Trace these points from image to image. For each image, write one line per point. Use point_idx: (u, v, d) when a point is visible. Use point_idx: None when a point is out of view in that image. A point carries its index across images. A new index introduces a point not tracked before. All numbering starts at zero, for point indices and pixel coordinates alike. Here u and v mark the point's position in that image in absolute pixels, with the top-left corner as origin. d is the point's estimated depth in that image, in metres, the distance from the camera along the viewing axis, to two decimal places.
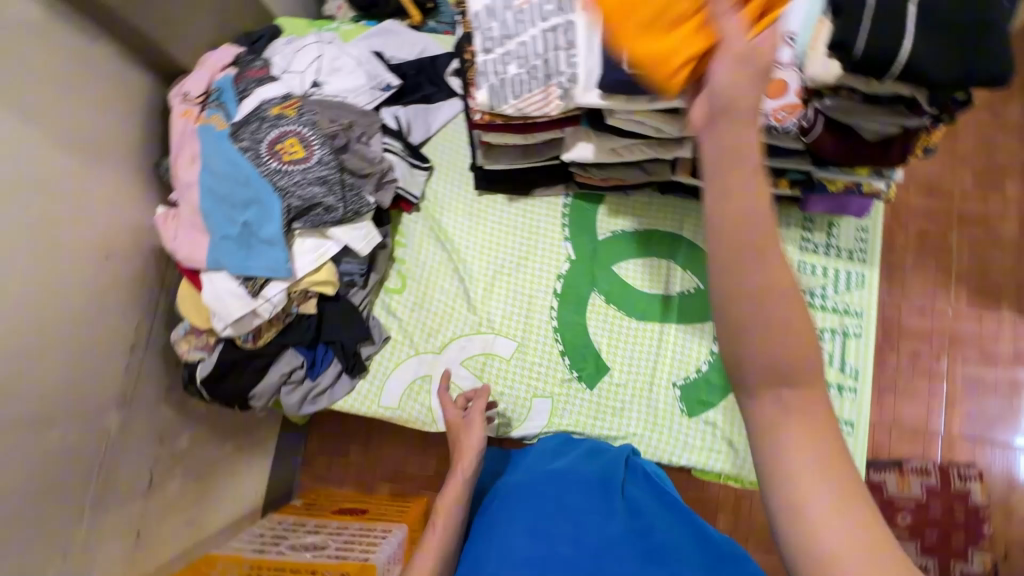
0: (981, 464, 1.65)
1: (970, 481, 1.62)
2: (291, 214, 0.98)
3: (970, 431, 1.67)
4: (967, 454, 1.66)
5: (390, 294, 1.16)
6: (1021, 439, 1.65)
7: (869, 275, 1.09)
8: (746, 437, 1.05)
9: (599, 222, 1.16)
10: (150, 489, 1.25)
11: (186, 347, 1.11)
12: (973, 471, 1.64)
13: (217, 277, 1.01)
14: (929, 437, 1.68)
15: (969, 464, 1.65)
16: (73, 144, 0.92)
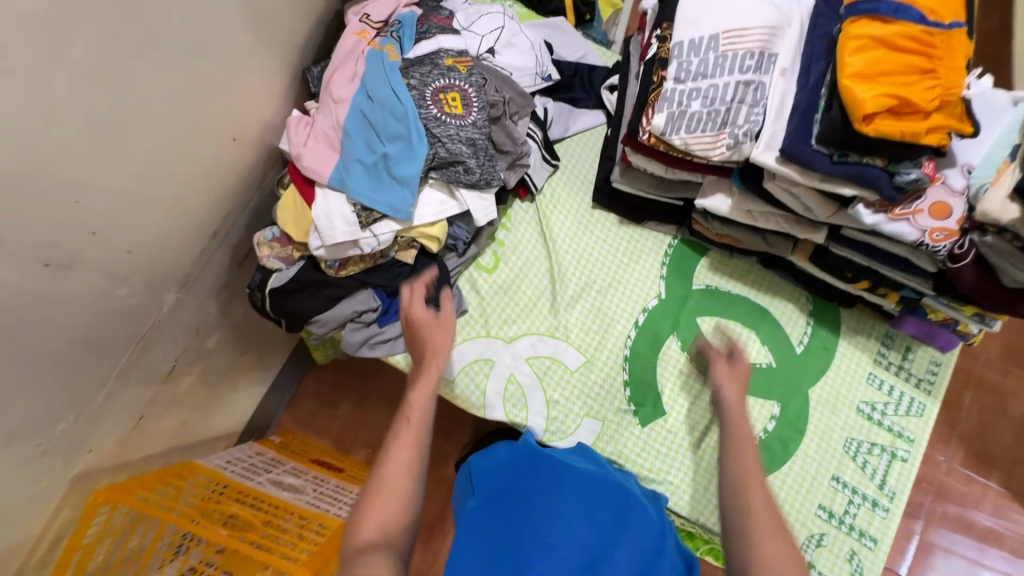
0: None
1: None
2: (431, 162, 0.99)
3: None
4: None
5: (480, 271, 1.15)
6: None
7: (929, 407, 1.13)
8: (775, 520, 1.07)
9: (697, 271, 1.18)
10: (167, 378, 1.21)
11: (267, 252, 1.10)
12: None
13: (334, 197, 1.01)
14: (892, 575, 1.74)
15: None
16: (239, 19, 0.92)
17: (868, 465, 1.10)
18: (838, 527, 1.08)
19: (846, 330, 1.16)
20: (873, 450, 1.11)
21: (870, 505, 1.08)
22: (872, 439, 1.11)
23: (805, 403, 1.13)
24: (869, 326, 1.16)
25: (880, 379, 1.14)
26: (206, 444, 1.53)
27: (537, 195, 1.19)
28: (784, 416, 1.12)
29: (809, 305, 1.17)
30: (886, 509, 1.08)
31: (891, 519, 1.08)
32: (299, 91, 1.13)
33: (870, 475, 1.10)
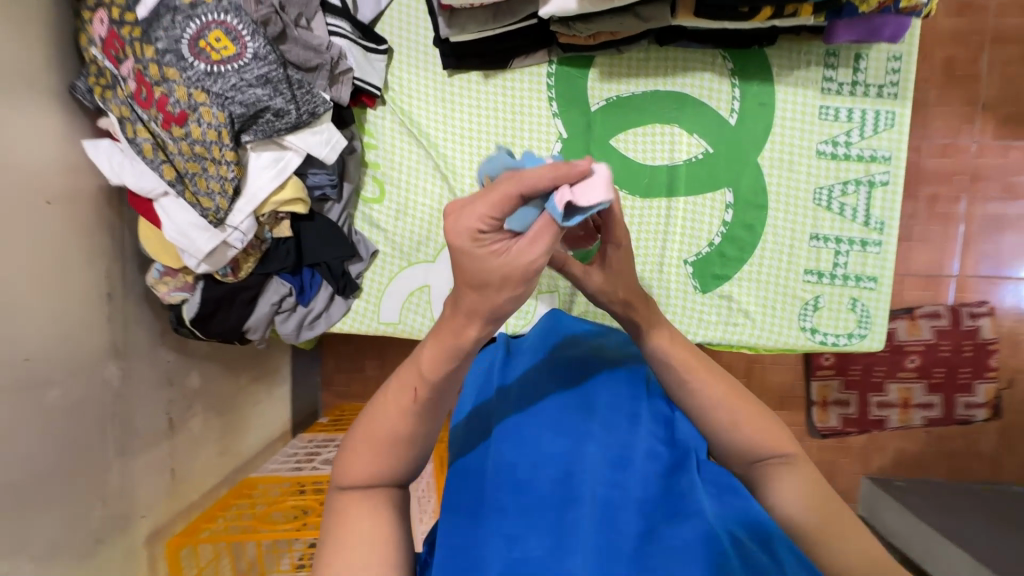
0: (991, 302, 1.67)
1: (980, 318, 1.67)
2: (236, 125, 0.85)
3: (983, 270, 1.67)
4: (978, 292, 1.68)
5: (369, 205, 1.06)
6: None
7: (900, 113, 0.96)
8: (761, 305, 1.02)
9: (590, 89, 1.01)
10: (173, 429, 1.27)
11: (165, 289, 1.03)
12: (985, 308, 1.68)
13: (175, 209, 0.91)
14: (941, 280, 1.69)
15: (981, 303, 1.68)
16: None
17: (846, 207, 0.99)
18: (832, 283, 1.00)
19: (778, 71, 0.97)
20: (847, 189, 0.98)
21: (858, 246, 0.99)
22: (843, 179, 0.98)
23: (758, 174, 1.00)
24: (805, 52, 0.97)
25: (834, 108, 0.97)
26: (261, 455, 1.65)
27: (385, 95, 1.03)
28: (740, 199, 1.00)
29: (728, 63, 0.98)
30: (877, 244, 0.98)
31: (886, 251, 0.98)
32: (88, 113, 1.00)
33: (851, 215, 0.99)
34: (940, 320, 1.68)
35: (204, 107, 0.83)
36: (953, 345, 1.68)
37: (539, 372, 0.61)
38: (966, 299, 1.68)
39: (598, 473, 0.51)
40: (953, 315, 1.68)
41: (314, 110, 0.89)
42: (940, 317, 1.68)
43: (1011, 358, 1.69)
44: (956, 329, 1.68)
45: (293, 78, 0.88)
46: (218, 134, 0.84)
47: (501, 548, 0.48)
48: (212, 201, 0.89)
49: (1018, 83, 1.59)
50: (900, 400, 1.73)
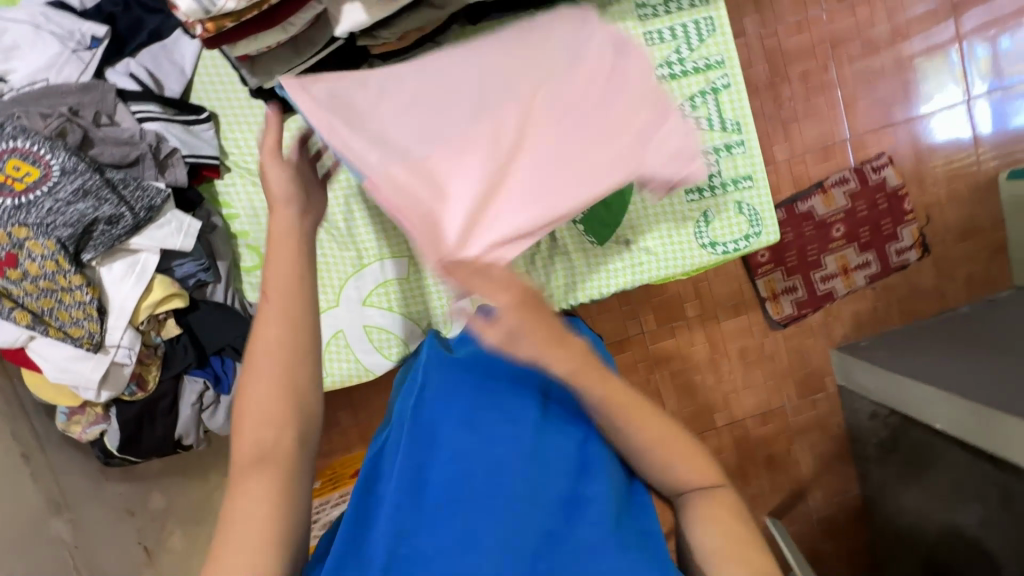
0: (887, 150, 1.73)
1: (883, 170, 1.72)
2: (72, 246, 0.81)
3: (872, 123, 1.72)
4: (876, 145, 1.73)
5: (253, 274, 1.02)
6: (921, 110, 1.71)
7: (717, 16, 0.98)
8: (659, 239, 1.04)
9: None
10: (151, 557, 1.22)
11: (81, 428, 1.00)
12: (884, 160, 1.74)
13: (48, 350, 0.87)
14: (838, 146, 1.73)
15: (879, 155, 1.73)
16: None
17: (701, 120, 1.01)
18: (713, 195, 1.03)
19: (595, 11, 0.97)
20: (695, 103, 1.00)
21: (724, 153, 1.02)
22: (688, 95, 1.00)
23: None
24: None
25: (658, 31, 0.98)
26: None
27: (225, 161, 0.98)
28: None
29: None
30: (740, 145, 1.01)
31: (751, 147, 1.02)
32: None
33: (708, 126, 1.01)
34: (850, 184, 1.72)
35: (28, 240, 0.79)
36: (868, 201, 1.73)
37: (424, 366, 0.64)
38: (866, 156, 1.73)
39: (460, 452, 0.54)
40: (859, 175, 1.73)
41: (150, 204, 0.86)
42: (848, 181, 1.72)
43: (921, 194, 1.76)
44: (865, 186, 1.72)
45: (114, 179, 0.84)
46: (54, 262, 0.80)
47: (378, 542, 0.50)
48: (82, 329, 0.85)
49: None
50: (840, 268, 1.75)
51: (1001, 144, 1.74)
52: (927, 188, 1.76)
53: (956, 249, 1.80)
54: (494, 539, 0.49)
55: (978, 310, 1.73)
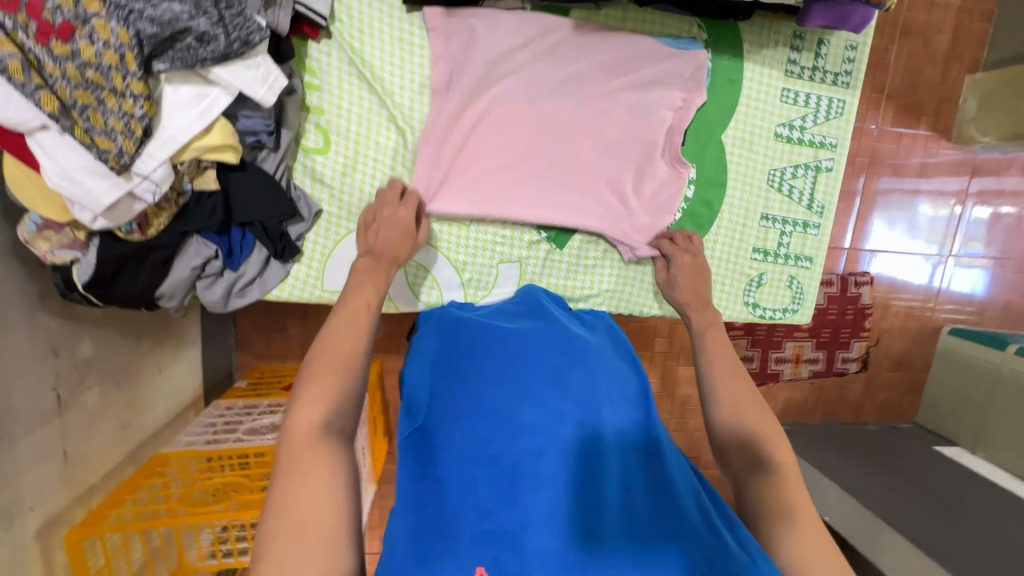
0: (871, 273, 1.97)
1: (862, 287, 1.94)
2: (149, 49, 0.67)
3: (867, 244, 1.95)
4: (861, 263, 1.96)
5: (311, 156, 0.92)
6: (905, 248, 1.97)
7: (849, 103, 1.01)
8: (713, 282, 1.06)
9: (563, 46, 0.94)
10: (62, 407, 1.08)
11: (48, 247, 0.84)
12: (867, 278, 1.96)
13: (60, 152, 0.72)
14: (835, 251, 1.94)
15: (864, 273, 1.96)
16: None
17: (794, 190, 1.04)
18: (775, 261, 1.06)
19: (750, 47, 0.97)
20: (796, 172, 1.03)
21: (800, 228, 1.05)
22: (795, 162, 1.02)
23: (721, 152, 1.01)
24: (775, 31, 0.96)
25: (794, 93, 0.99)
26: (171, 425, 1.49)
27: (331, 25, 0.87)
28: (703, 176, 1.01)
29: (704, 34, 0.96)
30: (816, 227, 1.06)
31: (823, 233, 1.06)
32: None
33: (797, 198, 1.04)
34: (832, 287, 1.92)
35: (99, 19, 0.65)
36: (840, 308, 1.95)
37: (482, 359, 0.76)
38: (852, 269, 1.96)
39: (525, 440, 0.66)
40: (842, 283, 1.94)
41: (247, 37, 0.73)
42: (832, 285, 1.92)
43: (880, 319, 2.02)
44: (844, 294, 1.94)
45: None
46: (118, 57, 0.67)
47: (472, 519, 0.60)
48: (112, 143, 0.72)
49: (915, 75, 1.86)
50: (794, 355, 1.98)
51: (952, 302, 2.05)
52: (887, 316, 2.02)
53: (887, 374, 2.08)
54: (536, 466, 0.63)
55: (882, 431, 2.06)
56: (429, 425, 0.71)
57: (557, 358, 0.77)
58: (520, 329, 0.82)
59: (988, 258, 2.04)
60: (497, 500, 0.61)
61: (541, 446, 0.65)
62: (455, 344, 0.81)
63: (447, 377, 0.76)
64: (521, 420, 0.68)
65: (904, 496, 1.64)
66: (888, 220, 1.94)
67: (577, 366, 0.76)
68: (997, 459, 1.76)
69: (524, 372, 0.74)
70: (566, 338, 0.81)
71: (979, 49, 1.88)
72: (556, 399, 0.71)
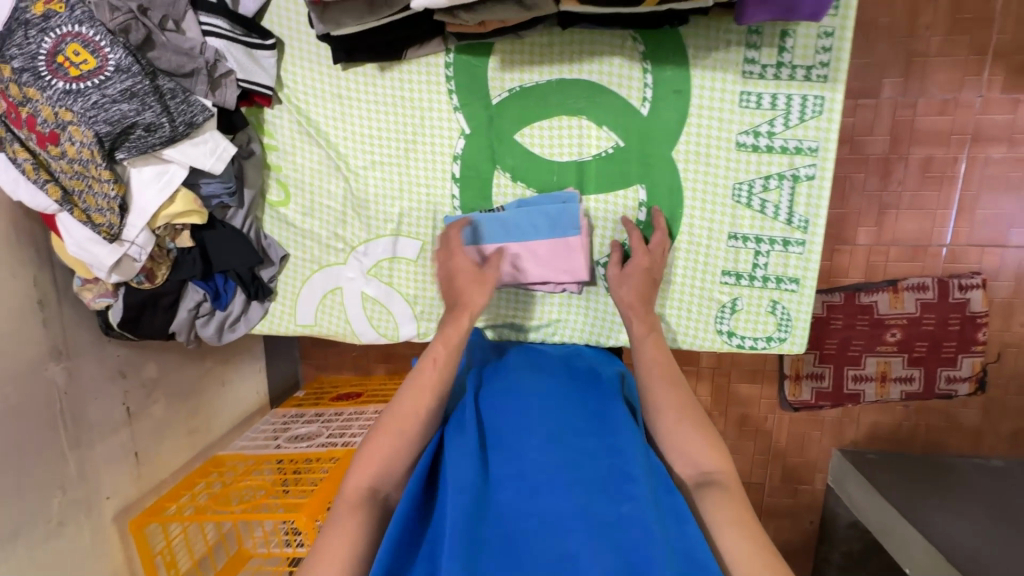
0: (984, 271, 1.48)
1: (971, 291, 1.47)
2: (110, 144, 0.84)
3: (979, 237, 1.46)
4: (974, 261, 1.48)
5: (277, 208, 1.03)
6: None
7: (829, 96, 0.86)
8: (674, 307, 0.97)
9: (491, 79, 0.94)
10: (132, 418, 1.35)
11: (89, 296, 1.05)
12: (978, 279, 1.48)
13: (71, 225, 0.91)
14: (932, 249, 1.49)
15: (974, 272, 1.48)
16: None
17: (767, 204, 0.91)
18: (750, 285, 0.94)
19: (695, 53, 0.88)
20: (767, 184, 0.90)
21: (780, 246, 0.92)
22: (763, 173, 0.90)
23: (672, 169, 0.92)
24: (724, 30, 0.86)
25: (757, 93, 0.87)
26: (236, 430, 1.76)
27: (280, 93, 0.98)
28: (655, 196, 0.94)
29: (639, 46, 0.89)
30: (800, 244, 0.91)
31: (810, 250, 0.91)
32: None
33: (772, 213, 0.91)
34: (925, 293, 1.49)
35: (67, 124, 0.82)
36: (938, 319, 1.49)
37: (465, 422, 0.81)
38: (957, 269, 1.48)
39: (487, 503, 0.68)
40: (941, 287, 1.49)
41: (192, 120, 0.87)
42: (926, 290, 1.49)
43: (1002, 330, 1.50)
44: (942, 302, 1.49)
45: (164, 88, 0.85)
46: (86, 153, 0.83)
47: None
48: (104, 218, 0.88)
49: None
50: (879, 374, 1.56)
51: None
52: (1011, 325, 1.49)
53: (1016, 399, 1.53)
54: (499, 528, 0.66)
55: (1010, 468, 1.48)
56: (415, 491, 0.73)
57: (517, 416, 0.80)
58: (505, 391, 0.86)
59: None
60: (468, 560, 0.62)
61: (505, 508, 0.68)
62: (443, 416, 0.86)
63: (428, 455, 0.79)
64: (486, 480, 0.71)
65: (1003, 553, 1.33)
66: None
67: (537, 423, 0.79)
68: None
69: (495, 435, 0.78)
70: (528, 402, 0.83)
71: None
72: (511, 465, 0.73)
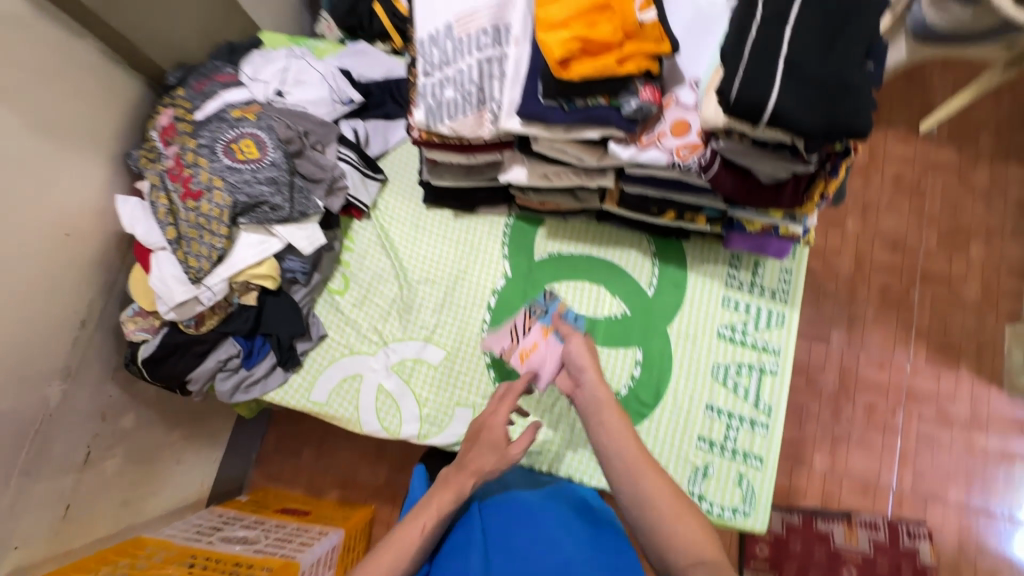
0: (930, 525, 1.60)
1: (919, 540, 1.58)
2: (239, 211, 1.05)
3: (921, 488, 1.63)
4: (918, 511, 1.62)
5: (333, 295, 1.21)
6: (982, 500, 1.61)
7: (789, 315, 1.12)
8: (654, 461, 1.08)
9: (537, 242, 1.21)
10: (86, 465, 1.29)
11: (132, 327, 1.17)
12: (924, 530, 1.60)
13: (164, 262, 1.08)
14: (881, 490, 1.64)
15: (919, 523, 1.61)
16: (53, 131, 1.03)
17: (738, 387, 1.10)
18: (721, 455, 1.08)
19: (692, 261, 1.17)
20: (739, 371, 1.11)
21: (747, 425, 1.08)
22: (737, 361, 1.11)
23: (665, 342, 1.14)
24: (714, 251, 1.16)
25: (735, 300, 1.14)
26: (165, 518, 1.61)
27: (372, 212, 1.24)
28: (648, 359, 1.13)
29: (651, 247, 1.18)
30: (765, 426, 1.08)
31: (773, 434, 1.08)
32: (128, 176, 1.21)
33: (743, 396, 1.10)
34: (877, 533, 1.59)
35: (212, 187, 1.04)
36: (890, 563, 1.56)
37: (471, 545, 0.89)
38: (904, 515, 1.61)
39: None
40: (891, 531, 1.60)
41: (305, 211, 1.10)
42: (877, 529, 1.59)
43: None
44: (893, 547, 1.58)
45: (296, 184, 1.10)
46: (217, 212, 1.04)
47: None
48: (198, 263, 1.05)
49: (945, 321, 1.76)
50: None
51: None
52: None
53: None
54: None
55: None
56: None
57: (521, 538, 0.90)
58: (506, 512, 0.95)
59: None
60: None
61: None
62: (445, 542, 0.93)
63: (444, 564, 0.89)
64: None
65: None
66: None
67: (537, 536, 0.90)
68: None
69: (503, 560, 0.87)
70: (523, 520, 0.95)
71: (1017, 299, 1.76)
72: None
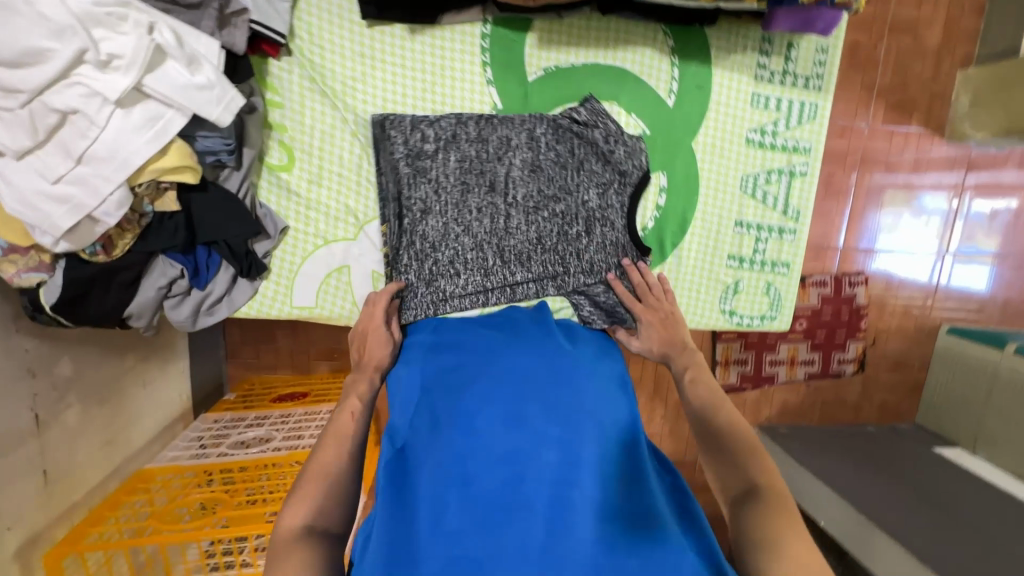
0: (867, 272, 1.77)
1: (858, 286, 1.75)
2: (425, 180, 0.89)
3: (865, 243, 1.75)
4: (860, 263, 1.77)
5: (277, 173, 0.93)
6: (928, 244, 1.76)
7: (821, 106, 1.00)
8: (686, 291, 1.03)
9: (527, 56, 0.94)
10: (40, 427, 1.09)
11: (12, 271, 0.83)
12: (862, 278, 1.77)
13: (13, 173, 0.72)
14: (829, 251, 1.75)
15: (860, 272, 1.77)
16: None
17: (767, 196, 1.02)
18: (751, 268, 1.05)
19: (714, 54, 0.96)
20: (770, 178, 1.01)
21: (776, 233, 1.04)
22: (767, 168, 1.01)
23: (691, 159, 1.00)
24: (742, 36, 0.96)
25: (765, 96, 0.98)
26: (157, 440, 1.50)
27: (290, 44, 0.88)
28: (674, 184, 1.00)
29: (669, 41, 0.95)
30: (793, 232, 1.04)
31: (800, 238, 1.05)
32: None
33: (772, 204, 1.03)
34: (826, 288, 1.74)
35: (81, 55, 0.67)
36: (834, 310, 1.76)
37: (536, 376, 0.73)
38: (847, 269, 1.76)
39: (496, 439, 0.66)
40: (836, 283, 1.75)
41: (624, 172, 0.95)
42: (827, 285, 1.74)
43: (877, 320, 1.81)
44: (838, 295, 1.75)
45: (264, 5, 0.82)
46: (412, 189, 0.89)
47: (442, 464, 0.65)
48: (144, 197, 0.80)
49: (904, 73, 1.64)
50: (789, 358, 1.79)
51: (952, 301, 1.82)
52: (884, 317, 1.81)
53: (885, 376, 1.87)
54: (504, 485, 0.64)
55: (883, 433, 1.83)
56: (460, 395, 0.71)
57: (581, 411, 0.70)
58: (584, 374, 0.75)
59: (991, 254, 1.79)
60: (470, 467, 0.65)
61: (511, 453, 0.65)
62: (543, 379, 0.73)
63: (429, 368, 0.77)
64: (501, 445, 0.66)
65: (895, 493, 1.47)
66: (991, 225, 1.77)
67: (577, 418, 0.69)
68: (1000, 460, 1.56)
69: (545, 407, 0.69)
70: (551, 345, 0.79)
71: (973, 39, 1.64)
72: (547, 424, 0.68)
